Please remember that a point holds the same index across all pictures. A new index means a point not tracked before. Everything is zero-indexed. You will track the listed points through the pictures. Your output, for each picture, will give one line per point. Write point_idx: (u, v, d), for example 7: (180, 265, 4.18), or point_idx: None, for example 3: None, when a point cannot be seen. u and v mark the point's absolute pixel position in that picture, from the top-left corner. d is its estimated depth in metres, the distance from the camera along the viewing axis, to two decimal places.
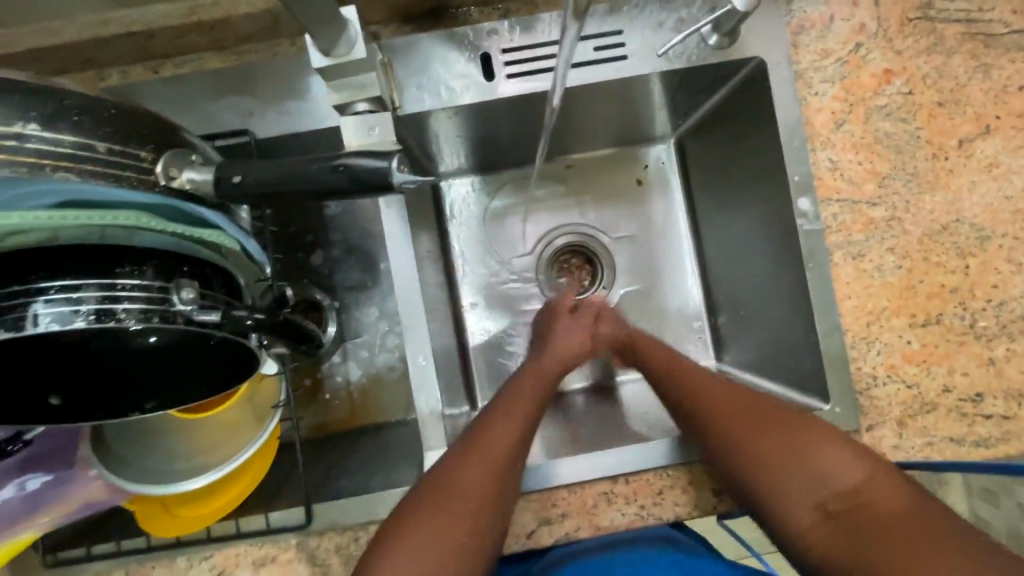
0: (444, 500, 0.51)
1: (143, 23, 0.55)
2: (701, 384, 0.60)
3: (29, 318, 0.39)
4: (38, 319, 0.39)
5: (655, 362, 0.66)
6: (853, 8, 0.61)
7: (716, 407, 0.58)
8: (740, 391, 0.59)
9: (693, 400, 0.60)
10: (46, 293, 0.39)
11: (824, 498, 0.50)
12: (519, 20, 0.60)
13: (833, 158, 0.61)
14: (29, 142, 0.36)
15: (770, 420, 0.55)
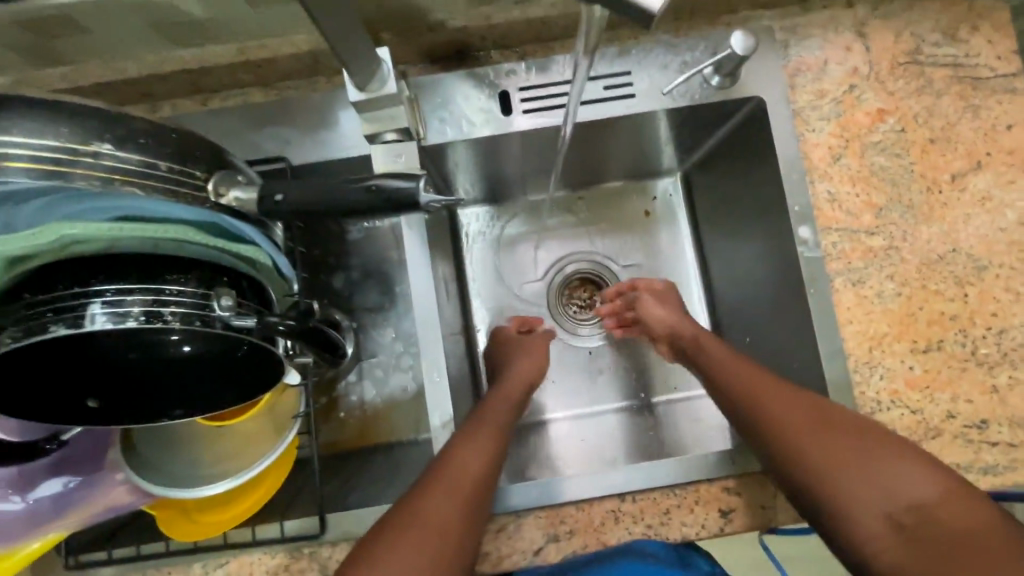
0: (412, 528, 0.52)
1: (198, 62, 0.60)
2: (772, 400, 0.59)
3: (88, 318, 0.43)
4: (94, 319, 0.43)
5: (726, 373, 0.64)
6: (847, 52, 0.66)
7: (794, 423, 0.56)
8: (814, 405, 0.57)
9: (768, 418, 0.58)
10: (103, 295, 0.43)
11: (894, 509, 0.50)
12: (534, 61, 0.65)
13: (831, 190, 0.64)
14: (103, 159, 0.40)
15: (841, 437, 0.54)
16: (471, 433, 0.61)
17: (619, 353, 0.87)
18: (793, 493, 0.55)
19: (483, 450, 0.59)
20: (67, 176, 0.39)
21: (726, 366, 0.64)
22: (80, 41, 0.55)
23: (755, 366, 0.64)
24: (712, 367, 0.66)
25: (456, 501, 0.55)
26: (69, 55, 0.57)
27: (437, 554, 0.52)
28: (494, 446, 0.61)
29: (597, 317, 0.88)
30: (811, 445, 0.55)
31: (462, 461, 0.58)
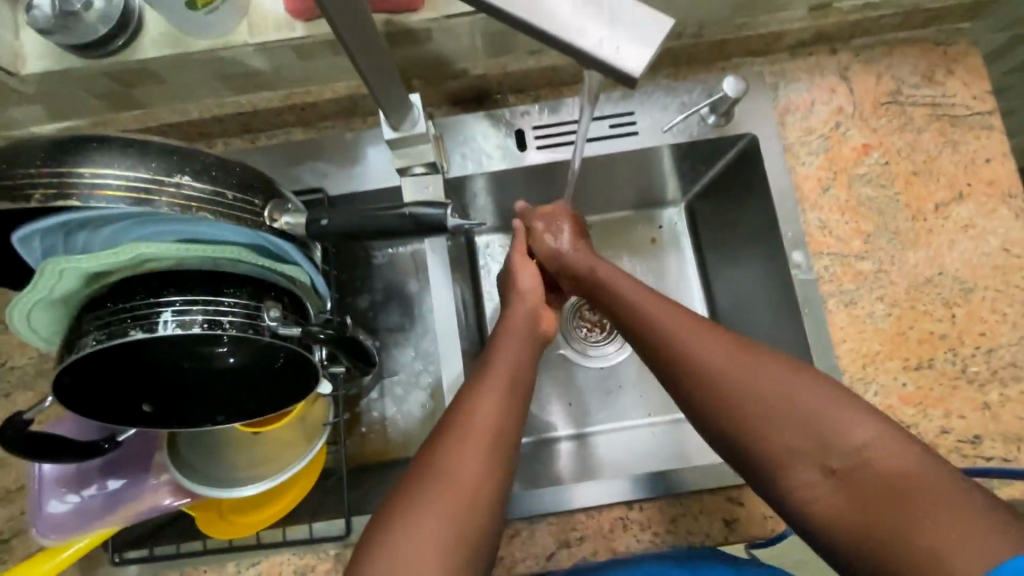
0: (434, 484, 0.50)
1: (251, 105, 0.68)
2: (694, 345, 0.55)
3: (160, 323, 0.50)
4: (164, 323, 0.50)
5: (661, 325, 0.58)
6: (832, 93, 0.72)
7: (712, 369, 0.54)
8: (741, 350, 0.54)
9: (694, 366, 0.55)
10: (172, 304, 0.50)
11: (827, 457, 0.49)
12: (547, 103, 0.73)
13: (822, 219, 0.70)
14: (183, 189, 0.47)
15: (766, 391, 0.51)
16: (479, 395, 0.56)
17: (626, 374, 0.91)
18: (726, 445, 0.54)
19: (495, 399, 0.55)
20: (151, 202, 0.46)
21: (656, 317, 0.59)
22: (154, 89, 0.64)
23: (699, 321, 0.58)
24: (636, 316, 0.61)
25: (477, 453, 0.52)
26: (143, 100, 0.65)
27: (469, 507, 0.50)
28: (514, 396, 0.57)
29: (606, 339, 0.93)
30: (736, 392, 0.52)
31: (473, 412, 0.54)
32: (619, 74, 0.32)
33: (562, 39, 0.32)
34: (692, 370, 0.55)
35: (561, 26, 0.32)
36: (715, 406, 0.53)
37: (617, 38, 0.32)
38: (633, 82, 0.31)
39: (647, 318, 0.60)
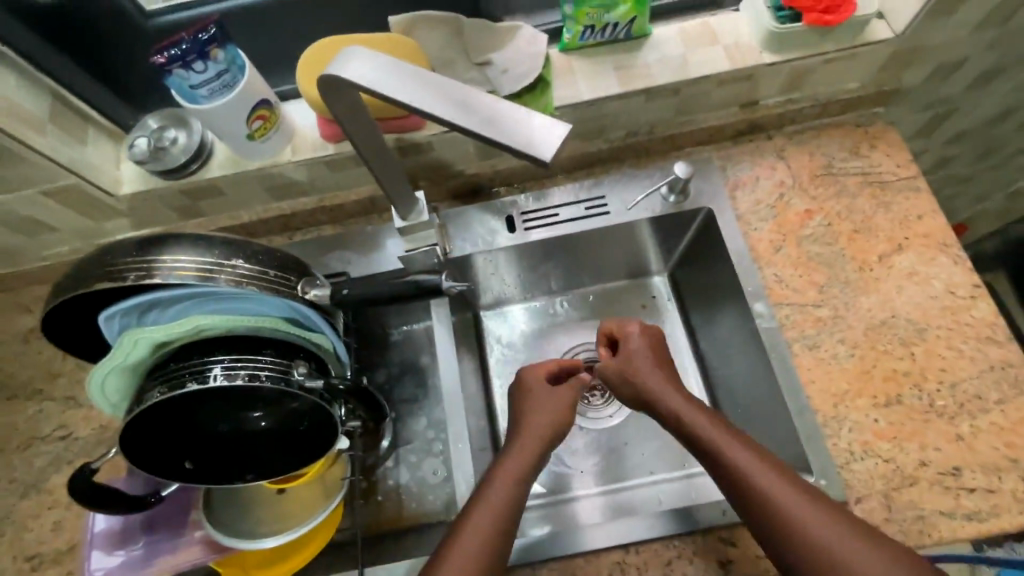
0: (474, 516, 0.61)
1: (290, 208, 0.84)
2: (777, 489, 0.57)
3: (211, 377, 0.60)
4: (214, 377, 0.60)
5: (740, 468, 0.59)
6: (773, 170, 0.85)
7: (795, 515, 0.55)
8: (792, 478, 0.58)
9: (777, 509, 0.56)
10: (221, 362, 0.61)
11: None
12: (532, 193, 0.87)
13: (778, 274, 0.79)
14: (240, 270, 0.61)
15: (837, 533, 0.53)
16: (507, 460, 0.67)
17: (631, 431, 0.96)
18: None
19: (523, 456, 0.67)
20: (215, 279, 0.60)
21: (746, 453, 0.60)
22: (216, 201, 0.80)
23: (750, 444, 0.61)
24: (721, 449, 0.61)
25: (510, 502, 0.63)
26: (206, 210, 0.81)
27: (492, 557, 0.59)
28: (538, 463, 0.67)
29: (607, 402, 0.97)
30: (813, 541, 0.53)
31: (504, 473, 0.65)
32: (538, 160, 0.41)
33: (493, 139, 0.42)
34: (770, 513, 0.56)
35: (498, 133, 0.42)
36: (796, 552, 0.54)
37: (538, 137, 0.41)
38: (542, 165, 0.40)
39: (733, 452, 0.60)
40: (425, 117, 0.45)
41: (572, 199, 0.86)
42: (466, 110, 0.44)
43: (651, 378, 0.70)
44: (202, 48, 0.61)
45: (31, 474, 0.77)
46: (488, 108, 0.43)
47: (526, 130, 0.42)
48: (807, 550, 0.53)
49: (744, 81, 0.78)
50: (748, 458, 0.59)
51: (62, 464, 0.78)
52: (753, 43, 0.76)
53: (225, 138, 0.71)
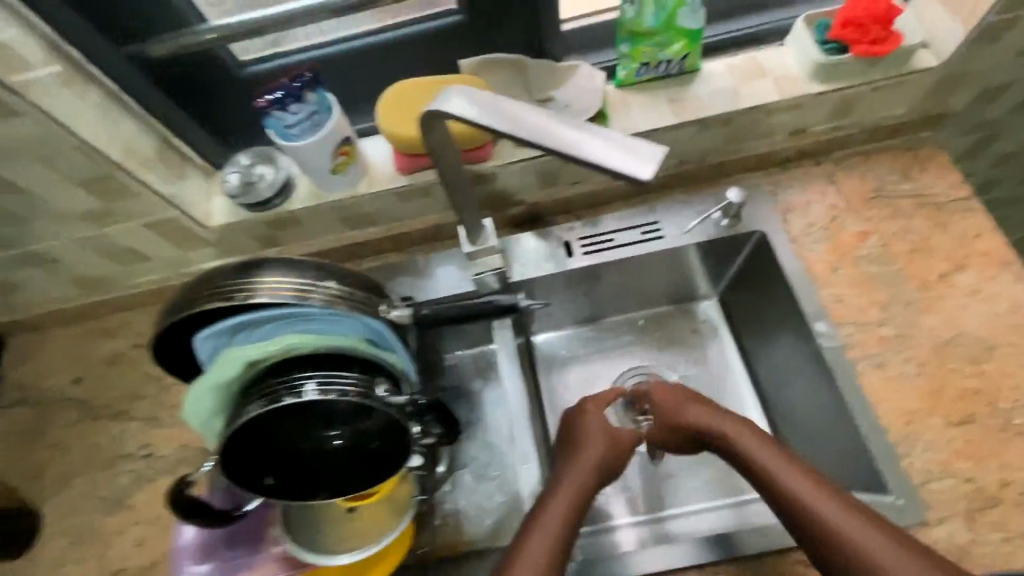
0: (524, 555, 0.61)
1: (359, 237, 0.89)
2: (846, 523, 0.57)
3: (303, 391, 0.64)
4: (307, 391, 0.64)
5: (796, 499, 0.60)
6: (824, 194, 0.87)
7: (870, 552, 0.55)
8: (853, 511, 0.58)
9: (846, 543, 0.56)
10: (313, 378, 0.65)
11: None
12: (586, 220, 0.90)
13: (837, 294, 0.80)
14: (334, 292, 0.67)
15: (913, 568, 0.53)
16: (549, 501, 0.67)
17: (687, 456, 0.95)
18: None
19: (573, 490, 0.68)
20: (311, 299, 0.66)
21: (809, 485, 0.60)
22: (293, 231, 0.85)
23: (808, 474, 0.62)
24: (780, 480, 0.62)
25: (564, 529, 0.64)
26: (283, 240, 0.87)
27: None
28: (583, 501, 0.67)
29: None
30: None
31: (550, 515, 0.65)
32: (637, 180, 0.45)
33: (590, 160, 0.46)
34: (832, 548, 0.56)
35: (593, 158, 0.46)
36: None
37: (634, 159, 0.45)
38: (644, 184, 0.44)
39: (797, 483, 0.61)
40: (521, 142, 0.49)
41: (626, 224, 0.89)
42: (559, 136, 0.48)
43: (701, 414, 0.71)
44: (298, 91, 0.70)
45: (115, 491, 0.81)
46: (575, 139, 0.47)
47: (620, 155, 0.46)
48: None
49: (793, 109, 0.81)
50: (806, 490, 0.60)
51: (145, 481, 0.81)
52: (800, 75, 0.80)
53: (312, 173, 0.77)
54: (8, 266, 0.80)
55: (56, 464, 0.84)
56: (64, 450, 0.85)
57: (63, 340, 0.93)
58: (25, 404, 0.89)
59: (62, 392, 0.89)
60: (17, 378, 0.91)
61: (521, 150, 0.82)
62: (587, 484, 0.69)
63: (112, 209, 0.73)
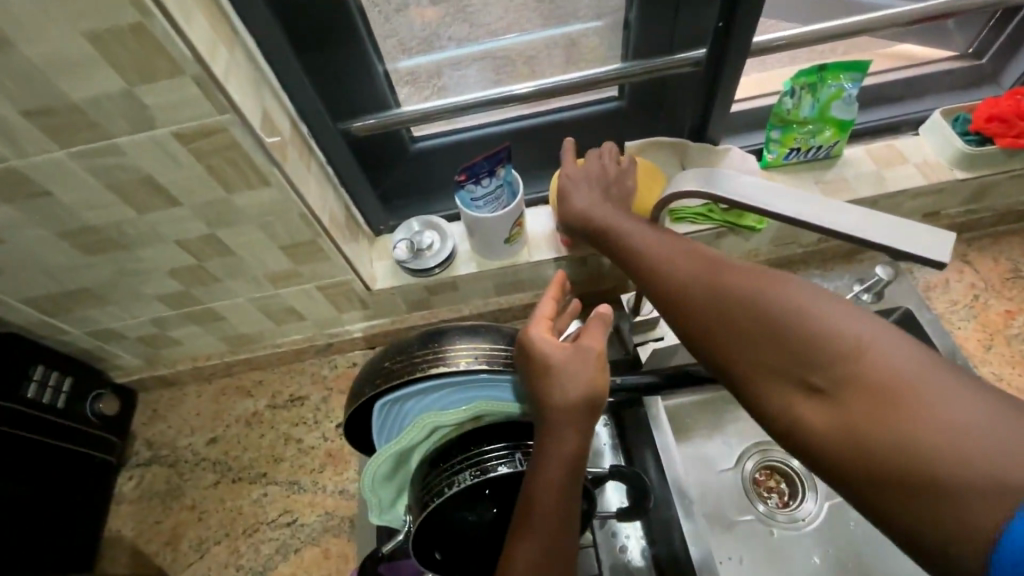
0: (535, 517, 0.57)
1: (506, 302, 0.91)
2: (677, 264, 0.54)
3: (516, 460, 0.63)
4: (520, 460, 0.62)
5: (647, 256, 0.57)
6: (961, 272, 0.89)
7: (699, 281, 0.51)
8: (701, 257, 0.54)
9: (679, 280, 0.53)
10: (519, 447, 0.64)
11: (815, 375, 0.42)
12: None
13: (996, 372, 0.81)
14: None
15: (961, 428, 0.35)
16: (540, 455, 0.58)
17: (825, 543, 0.91)
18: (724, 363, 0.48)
19: (558, 439, 0.58)
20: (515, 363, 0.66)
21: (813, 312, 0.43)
22: (446, 295, 0.88)
23: (664, 239, 0.59)
24: (700, 292, 0.50)
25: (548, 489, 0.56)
26: (433, 303, 0.89)
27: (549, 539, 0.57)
28: (572, 454, 0.57)
29: (796, 508, 0.94)
30: (724, 298, 0.48)
31: (541, 481, 0.57)
32: (932, 263, 0.45)
33: (884, 245, 0.46)
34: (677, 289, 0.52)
35: (879, 235, 0.46)
36: (708, 325, 0.49)
37: (930, 243, 0.46)
38: (945, 269, 0.44)
39: (748, 307, 0.47)
40: (799, 225, 0.48)
41: None
42: (842, 217, 0.48)
43: (622, 225, 0.64)
44: (491, 168, 0.72)
45: (258, 560, 0.79)
46: (857, 221, 0.47)
47: (911, 237, 0.46)
48: (725, 320, 0.48)
49: (935, 193, 0.85)
50: (660, 249, 0.57)
51: (290, 552, 0.79)
52: (941, 162, 0.85)
53: (487, 243, 0.80)
54: (173, 322, 0.82)
55: (193, 529, 0.82)
56: (202, 515, 0.83)
57: (199, 398, 0.93)
58: (161, 464, 0.88)
59: (198, 452, 0.88)
60: (154, 437, 0.90)
61: (675, 226, 0.85)
62: (563, 421, 0.58)
63: (300, 271, 0.75)
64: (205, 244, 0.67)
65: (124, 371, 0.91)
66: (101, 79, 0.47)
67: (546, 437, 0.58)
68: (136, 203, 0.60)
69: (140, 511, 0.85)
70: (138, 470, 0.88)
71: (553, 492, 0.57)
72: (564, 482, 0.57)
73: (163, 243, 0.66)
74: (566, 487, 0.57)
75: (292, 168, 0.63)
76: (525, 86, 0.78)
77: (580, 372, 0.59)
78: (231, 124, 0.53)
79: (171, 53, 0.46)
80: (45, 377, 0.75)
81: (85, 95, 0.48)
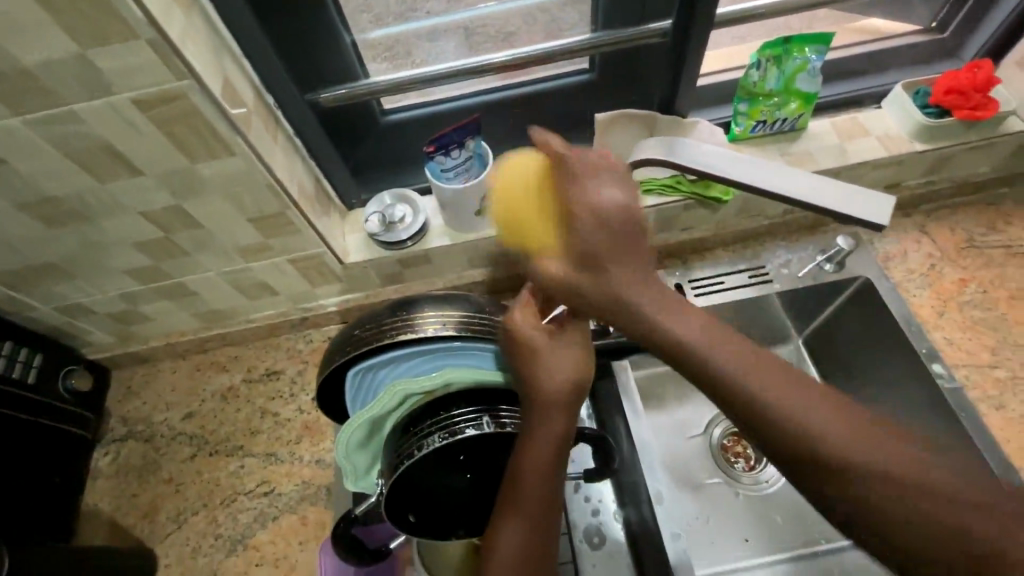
0: (523, 492, 0.60)
1: (481, 275, 0.92)
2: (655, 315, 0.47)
3: (483, 423, 0.63)
4: (486, 423, 0.63)
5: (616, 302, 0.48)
6: (919, 243, 0.92)
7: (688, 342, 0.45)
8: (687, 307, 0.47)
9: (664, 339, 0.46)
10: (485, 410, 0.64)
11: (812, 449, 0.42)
12: (690, 266, 0.94)
13: (947, 337, 0.84)
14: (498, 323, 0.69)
15: (935, 488, 0.39)
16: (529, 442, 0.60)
17: (788, 502, 0.95)
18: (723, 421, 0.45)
19: (547, 423, 0.60)
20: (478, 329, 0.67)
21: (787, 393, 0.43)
22: (420, 269, 0.88)
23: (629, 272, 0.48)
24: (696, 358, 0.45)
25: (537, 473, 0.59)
26: (408, 277, 0.90)
27: (541, 522, 0.60)
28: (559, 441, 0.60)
29: (760, 471, 0.98)
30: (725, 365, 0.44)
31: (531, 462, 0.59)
32: (873, 226, 0.48)
33: (830, 210, 0.49)
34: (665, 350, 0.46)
35: (823, 201, 0.49)
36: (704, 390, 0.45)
37: (869, 206, 0.48)
38: (885, 230, 0.47)
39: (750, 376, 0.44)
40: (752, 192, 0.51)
41: (732, 268, 0.93)
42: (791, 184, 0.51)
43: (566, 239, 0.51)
44: (461, 139, 0.73)
45: (236, 529, 0.80)
46: (803, 188, 0.50)
47: (852, 202, 0.49)
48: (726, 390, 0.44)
49: (895, 165, 0.88)
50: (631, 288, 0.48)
51: (267, 520, 0.80)
52: (902, 135, 0.87)
53: (458, 214, 0.81)
54: (144, 298, 0.82)
55: (171, 502, 0.83)
56: (179, 487, 0.84)
57: (174, 373, 0.93)
58: (137, 439, 0.88)
59: (174, 426, 0.89)
60: (129, 413, 0.91)
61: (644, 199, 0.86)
62: (550, 403, 0.61)
63: (270, 244, 0.75)
64: (172, 217, 0.67)
65: (97, 348, 0.91)
66: (53, 42, 0.47)
67: (534, 424, 0.61)
68: (98, 173, 0.59)
69: (117, 485, 0.85)
70: (114, 445, 0.88)
71: (542, 475, 0.60)
72: (556, 463, 0.60)
73: (128, 215, 0.65)
74: (554, 470, 0.60)
75: (256, 138, 0.62)
76: (491, 57, 0.77)
77: (568, 355, 0.63)
78: (191, 90, 0.53)
79: (125, 17, 0.46)
80: (14, 353, 0.74)
81: (38, 59, 0.48)
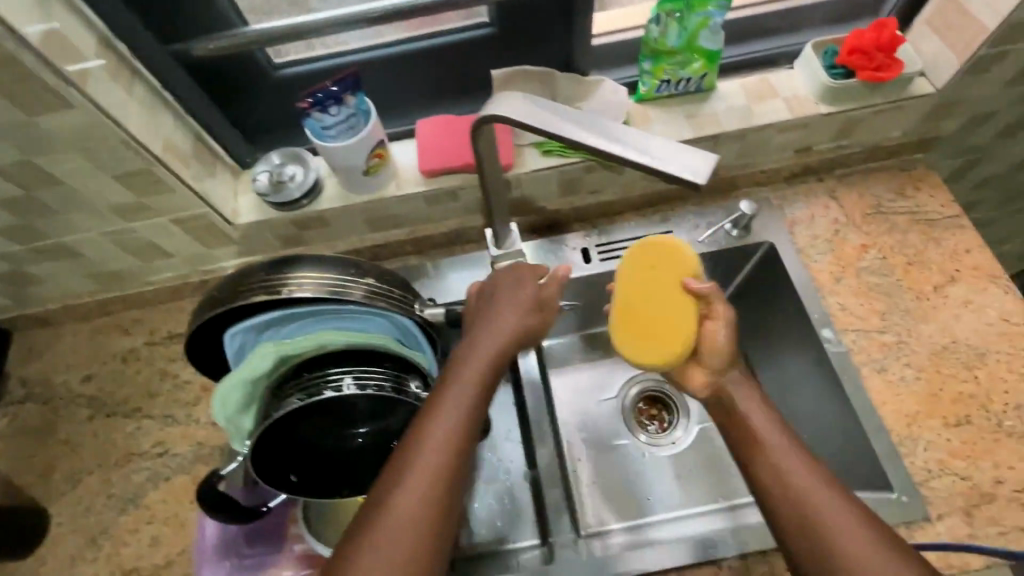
0: (435, 420, 0.58)
1: (384, 238, 0.90)
2: None
3: (343, 386, 0.63)
4: (346, 385, 0.63)
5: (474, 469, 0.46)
6: (827, 208, 0.92)
7: None
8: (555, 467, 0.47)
9: None
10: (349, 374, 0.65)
11: None
12: (602, 229, 0.93)
13: (840, 302, 0.85)
14: (371, 285, 0.68)
15: None
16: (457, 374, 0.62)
17: (695, 457, 0.95)
18: None
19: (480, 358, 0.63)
20: (349, 292, 0.66)
21: None
22: (318, 231, 0.87)
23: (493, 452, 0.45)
24: None
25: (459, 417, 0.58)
26: (307, 239, 0.88)
27: (451, 462, 0.56)
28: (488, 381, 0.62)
29: (670, 429, 0.98)
30: None
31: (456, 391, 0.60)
32: (693, 183, 0.50)
33: (653, 166, 0.51)
34: None
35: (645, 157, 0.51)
36: None
37: (692, 165, 0.51)
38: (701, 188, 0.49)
39: None
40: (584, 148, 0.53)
41: (640, 233, 0.92)
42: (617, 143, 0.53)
43: None
44: (338, 95, 0.70)
45: (130, 489, 0.81)
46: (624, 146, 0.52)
47: (678, 159, 0.51)
48: None
49: (802, 128, 0.86)
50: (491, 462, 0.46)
51: (161, 480, 0.81)
52: (808, 96, 0.85)
53: (347, 174, 0.79)
54: (28, 259, 0.80)
55: (67, 462, 0.83)
56: (76, 448, 0.84)
57: (75, 336, 0.92)
58: (35, 401, 0.88)
59: (73, 389, 0.88)
60: (27, 375, 0.89)
61: (544, 159, 0.85)
62: (490, 341, 0.65)
63: (146, 204, 0.73)
64: (26, 172, 0.64)
65: None
66: None
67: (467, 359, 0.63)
68: None
69: (13, 447, 0.85)
70: (12, 408, 0.88)
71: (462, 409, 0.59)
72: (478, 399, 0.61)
73: None
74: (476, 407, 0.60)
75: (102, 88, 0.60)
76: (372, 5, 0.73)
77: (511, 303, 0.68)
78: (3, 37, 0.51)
79: None
80: None
81: None
